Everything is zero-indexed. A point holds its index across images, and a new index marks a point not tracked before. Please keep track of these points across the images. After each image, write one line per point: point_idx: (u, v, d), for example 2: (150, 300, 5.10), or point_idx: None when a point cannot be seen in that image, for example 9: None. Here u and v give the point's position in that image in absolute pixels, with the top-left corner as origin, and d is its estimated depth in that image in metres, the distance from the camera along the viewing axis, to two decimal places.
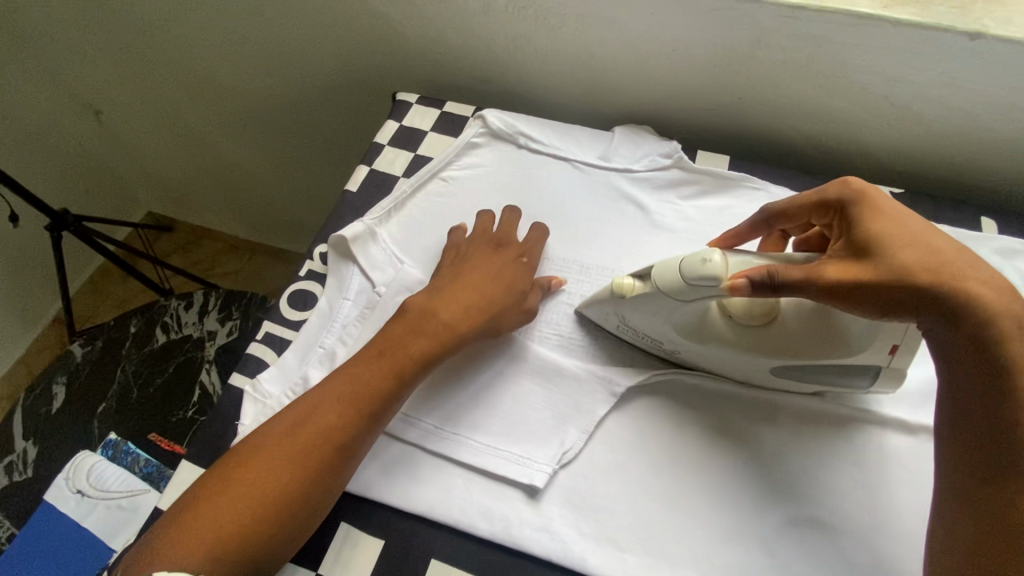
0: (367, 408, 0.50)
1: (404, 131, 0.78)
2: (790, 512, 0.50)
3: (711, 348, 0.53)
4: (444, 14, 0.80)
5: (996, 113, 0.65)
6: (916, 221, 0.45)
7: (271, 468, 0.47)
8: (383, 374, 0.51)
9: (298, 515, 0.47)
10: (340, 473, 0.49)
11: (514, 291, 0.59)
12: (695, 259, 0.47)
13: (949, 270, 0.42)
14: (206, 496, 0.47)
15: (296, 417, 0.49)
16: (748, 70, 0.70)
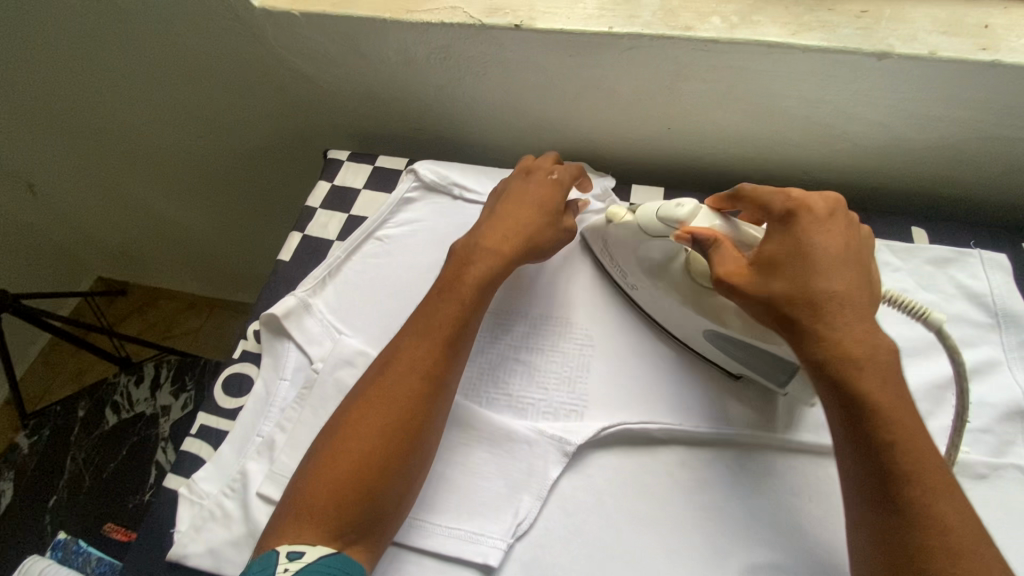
0: (451, 339, 0.54)
1: (336, 192, 0.76)
2: (748, 559, 0.49)
3: (660, 292, 0.58)
4: (367, 69, 0.79)
5: (913, 124, 0.66)
6: (821, 257, 0.47)
7: (374, 426, 0.49)
8: (455, 308, 0.55)
9: (407, 459, 0.49)
10: (438, 409, 0.52)
11: (549, 211, 0.62)
12: (671, 205, 0.54)
13: (824, 301, 0.46)
14: (319, 470, 0.48)
15: (387, 357, 0.54)
16: (673, 99, 0.70)
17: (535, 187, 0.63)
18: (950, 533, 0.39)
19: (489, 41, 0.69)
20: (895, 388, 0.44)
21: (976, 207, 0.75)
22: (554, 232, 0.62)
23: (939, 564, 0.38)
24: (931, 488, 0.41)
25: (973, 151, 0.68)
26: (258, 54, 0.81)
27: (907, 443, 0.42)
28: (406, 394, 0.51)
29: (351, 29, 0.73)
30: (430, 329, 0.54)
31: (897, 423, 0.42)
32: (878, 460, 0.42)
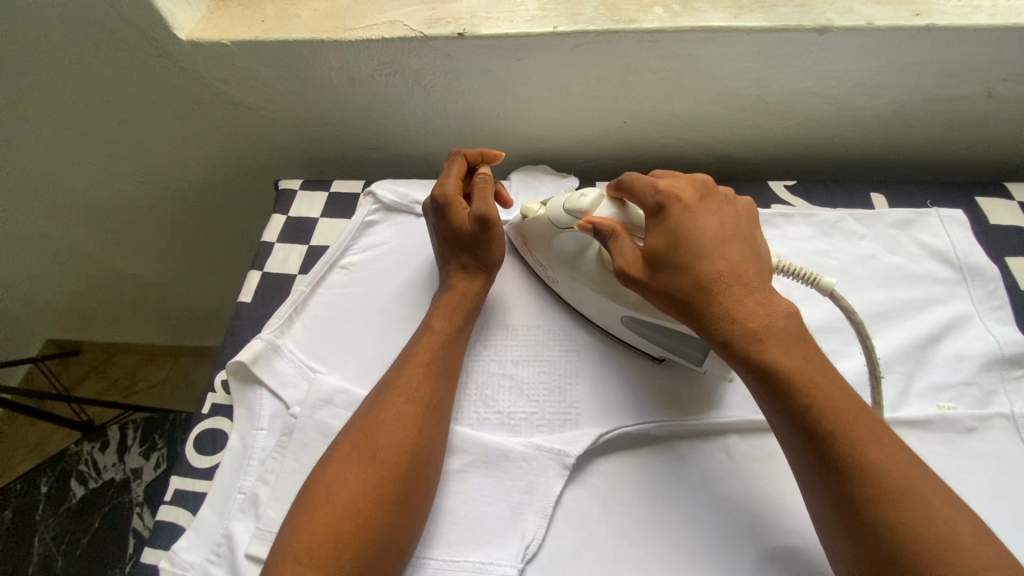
0: (439, 370, 0.54)
1: (292, 223, 0.72)
2: (763, 546, 0.48)
3: (578, 284, 0.58)
4: (308, 93, 0.75)
5: (859, 93, 0.68)
6: (698, 237, 0.49)
7: (358, 464, 0.47)
8: (442, 337, 0.56)
9: (403, 491, 0.47)
10: (435, 438, 0.50)
11: (447, 234, 0.61)
12: (575, 196, 0.54)
13: (709, 280, 0.47)
14: (307, 514, 0.45)
15: (381, 385, 0.53)
16: (625, 91, 0.70)
17: (436, 224, 0.62)
18: (889, 477, 0.39)
19: (433, 52, 0.67)
20: (802, 350, 0.45)
21: (924, 167, 0.78)
22: (489, 236, 0.60)
23: (885, 513, 0.39)
24: (859, 439, 0.41)
25: (917, 114, 0.70)
26: (192, 90, 0.77)
27: (823, 401, 0.42)
28: (398, 421, 0.50)
29: (288, 53, 0.70)
30: (419, 359, 0.54)
31: (810, 381, 0.43)
32: (805, 425, 0.42)
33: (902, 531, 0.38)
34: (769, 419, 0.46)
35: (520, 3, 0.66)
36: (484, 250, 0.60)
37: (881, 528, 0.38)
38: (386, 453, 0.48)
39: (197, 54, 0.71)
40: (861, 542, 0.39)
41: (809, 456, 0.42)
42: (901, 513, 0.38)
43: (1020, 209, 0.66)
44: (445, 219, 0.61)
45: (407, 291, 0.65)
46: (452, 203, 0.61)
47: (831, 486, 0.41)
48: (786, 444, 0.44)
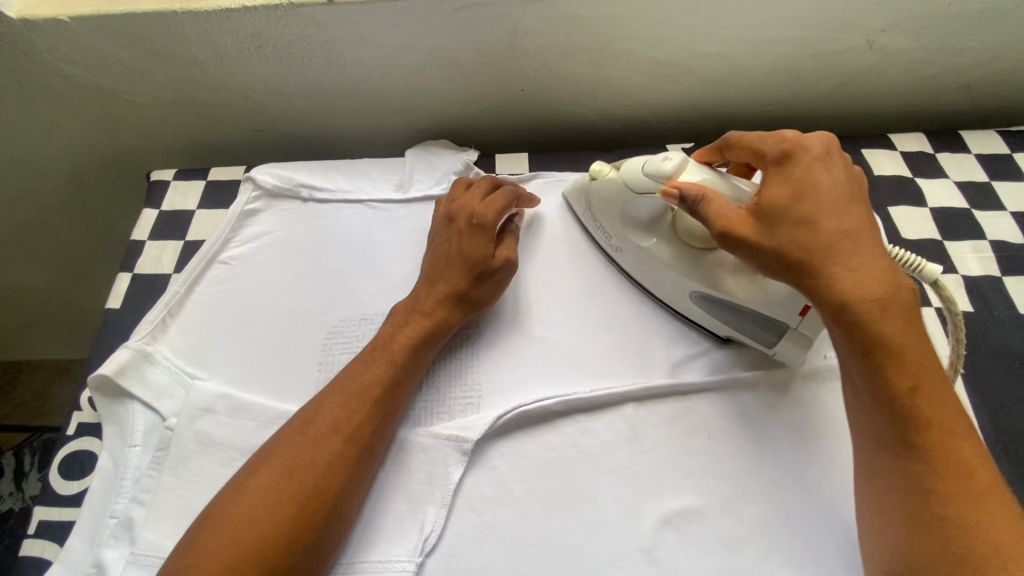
0: (376, 401, 0.49)
1: (166, 217, 0.66)
2: (662, 510, 0.48)
3: (646, 253, 0.57)
4: (174, 73, 0.68)
5: (748, 52, 0.67)
6: (823, 194, 0.45)
7: (268, 490, 0.44)
8: (380, 366, 0.51)
9: (309, 523, 0.43)
10: (359, 474, 0.47)
11: (472, 260, 0.55)
12: (658, 159, 0.51)
13: (837, 244, 0.44)
14: (198, 544, 0.42)
15: (303, 419, 0.48)
16: (517, 57, 0.67)
17: (464, 243, 0.56)
18: (974, 478, 0.39)
19: (304, 22, 0.62)
20: (916, 328, 0.42)
21: (818, 125, 0.79)
22: (488, 280, 0.56)
23: (961, 505, 0.38)
24: (947, 432, 0.40)
25: (805, 70, 0.70)
26: (36, 74, 0.68)
27: (926, 388, 0.41)
28: (323, 465, 0.45)
29: (138, 27, 0.63)
30: (352, 390, 0.49)
31: (913, 358, 0.41)
32: (904, 405, 0.41)
33: (974, 531, 0.37)
34: (853, 388, 0.44)
35: None
36: (484, 296, 0.56)
37: (947, 523, 0.38)
38: (296, 496, 0.43)
39: (32, 32, 0.63)
40: (921, 531, 0.39)
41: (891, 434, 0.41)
42: (974, 514, 0.38)
43: (901, 158, 0.68)
44: (476, 241, 0.56)
45: (296, 283, 0.61)
46: (487, 234, 0.56)
47: (908, 471, 0.40)
48: (864, 417, 0.43)
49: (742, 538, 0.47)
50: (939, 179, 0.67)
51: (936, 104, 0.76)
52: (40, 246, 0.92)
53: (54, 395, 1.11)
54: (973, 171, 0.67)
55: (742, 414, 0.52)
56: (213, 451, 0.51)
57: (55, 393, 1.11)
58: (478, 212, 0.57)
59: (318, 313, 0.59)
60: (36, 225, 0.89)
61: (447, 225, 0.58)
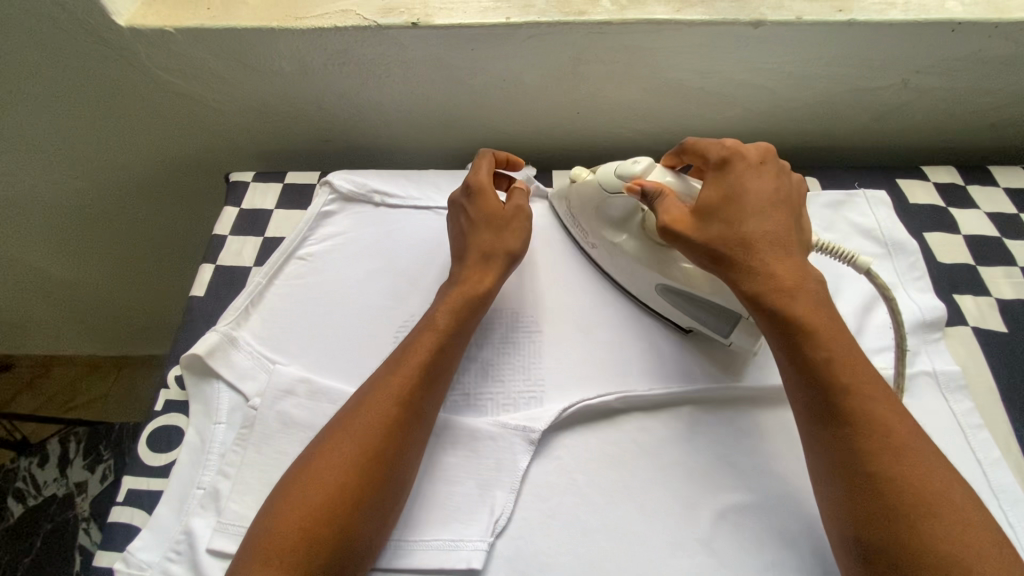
0: (432, 373, 0.52)
1: (246, 215, 0.71)
2: (717, 505, 0.51)
3: (617, 251, 0.62)
4: (260, 84, 0.74)
5: (792, 85, 0.73)
6: (745, 198, 0.52)
7: (335, 447, 0.47)
8: (433, 339, 0.54)
9: (370, 483, 0.46)
10: (416, 439, 0.50)
11: (479, 220, 0.61)
12: (628, 163, 0.59)
13: (754, 240, 0.50)
14: (282, 502, 0.45)
15: (370, 387, 0.51)
16: (578, 83, 0.73)
17: (462, 211, 0.62)
18: (891, 435, 0.43)
19: (387, 42, 0.68)
20: (822, 306, 0.48)
21: (852, 154, 0.84)
22: (509, 228, 0.61)
23: (883, 461, 0.42)
24: (869, 395, 0.44)
25: (843, 104, 0.75)
26: (134, 81, 0.74)
27: (841, 357, 0.46)
28: (384, 427, 0.48)
29: (236, 42, 0.69)
30: (400, 357, 0.53)
31: (823, 331, 0.47)
32: (820, 374, 0.46)
33: (905, 486, 0.41)
34: (781, 368, 0.49)
35: None
36: (515, 244, 0.60)
37: (878, 478, 0.41)
38: (360, 458, 0.47)
39: (139, 42, 0.69)
40: (856, 494, 0.42)
41: (811, 403, 0.46)
42: (901, 467, 0.41)
43: (934, 189, 0.73)
44: (476, 205, 0.61)
45: (369, 278, 0.65)
46: (487, 192, 0.61)
47: (841, 439, 0.44)
48: (799, 400, 0.47)
49: (797, 534, 0.50)
50: (971, 210, 0.71)
51: (964, 139, 0.81)
52: (104, 242, 0.97)
53: (84, 389, 1.16)
54: (1003, 202, 0.71)
55: (791, 419, 0.55)
56: (294, 430, 0.54)
57: (87, 387, 1.16)
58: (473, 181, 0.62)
59: (390, 308, 0.63)
60: (105, 223, 0.94)
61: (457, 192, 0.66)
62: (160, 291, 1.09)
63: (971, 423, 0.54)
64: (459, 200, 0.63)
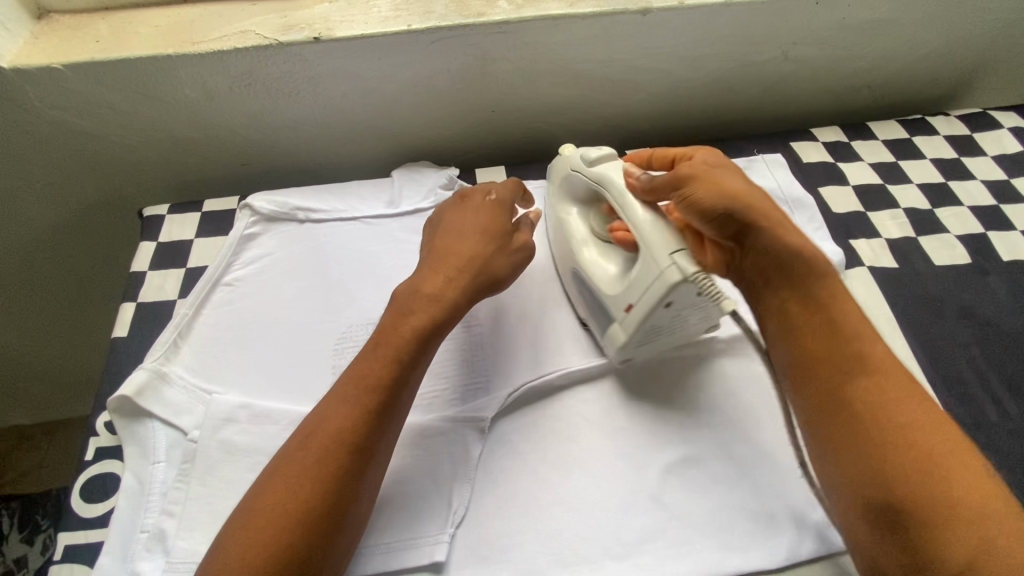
0: (379, 405, 0.47)
1: (164, 249, 0.69)
2: (664, 461, 0.54)
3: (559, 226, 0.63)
4: (165, 114, 0.72)
5: (687, 66, 0.78)
6: (733, 167, 0.54)
7: (282, 495, 0.42)
8: (383, 364, 0.49)
9: (317, 532, 0.42)
10: (366, 479, 0.45)
11: (486, 235, 0.58)
12: (595, 148, 0.59)
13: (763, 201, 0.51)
14: (226, 546, 0.41)
15: (305, 433, 0.46)
16: (488, 82, 0.75)
17: (470, 218, 0.59)
18: (914, 388, 0.45)
19: (292, 59, 0.68)
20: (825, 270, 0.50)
21: (752, 125, 0.91)
22: (502, 254, 0.58)
23: (904, 417, 0.43)
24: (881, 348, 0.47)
25: (735, 79, 0.81)
26: (25, 123, 0.70)
27: (849, 320, 0.48)
28: (321, 480, 0.43)
29: (133, 72, 0.67)
30: (356, 391, 0.47)
31: (830, 285, 0.49)
32: (834, 330, 0.47)
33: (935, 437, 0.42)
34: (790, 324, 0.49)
35: (374, 6, 0.69)
36: (500, 266, 0.57)
37: (901, 430, 0.42)
38: (303, 506, 0.42)
39: (24, 82, 0.66)
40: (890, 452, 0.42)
41: (831, 363, 0.47)
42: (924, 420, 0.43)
43: (823, 148, 0.80)
44: (488, 218, 0.59)
45: (300, 296, 0.64)
46: (501, 209, 0.60)
47: (859, 399, 0.45)
48: (807, 363, 0.48)
49: (736, 476, 0.53)
50: (856, 162, 0.78)
51: (845, 102, 0.89)
52: (13, 299, 0.90)
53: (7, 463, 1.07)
54: (883, 153, 0.79)
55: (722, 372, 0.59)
56: (237, 458, 0.53)
57: (17, 460, 1.07)
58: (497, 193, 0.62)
59: (326, 323, 0.62)
60: (10, 279, 0.88)
61: (460, 203, 0.62)
62: (86, 344, 1.02)
63: None
64: (472, 202, 0.61)
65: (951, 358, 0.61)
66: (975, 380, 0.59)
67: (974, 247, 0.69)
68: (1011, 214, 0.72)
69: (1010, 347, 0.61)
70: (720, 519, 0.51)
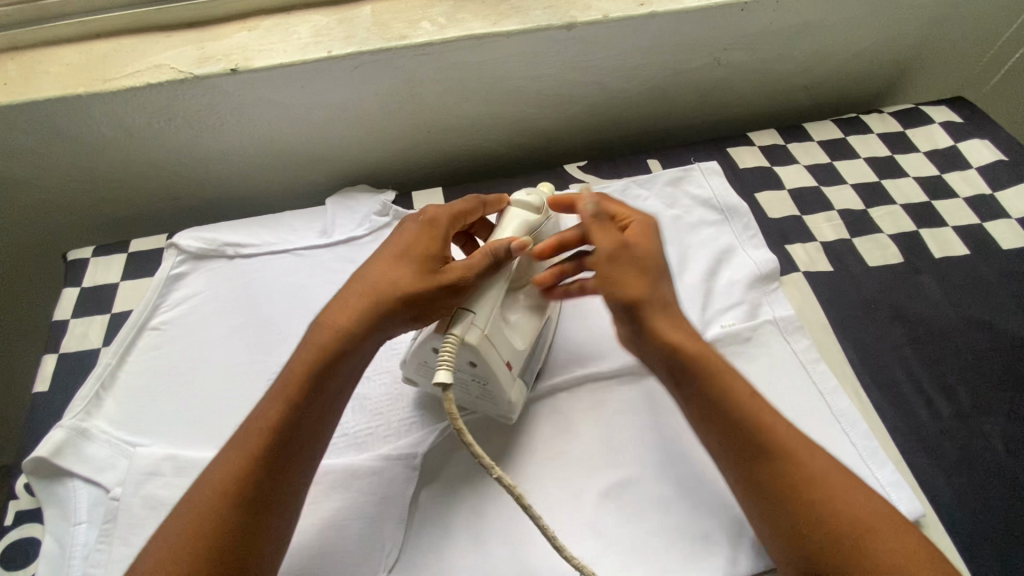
0: (274, 457, 0.45)
1: (88, 294, 0.66)
2: (601, 486, 0.53)
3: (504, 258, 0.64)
4: (84, 153, 0.70)
5: (620, 77, 0.77)
6: (647, 257, 0.52)
7: (172, 550, 0.41)
8: (282, 411, 0.46)
9: None
10: (258, 538, 0.43)
11: (406, 257, 0.52)
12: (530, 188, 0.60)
13: (661, 302, 0.51)
14: None
15: (199, 480, 0.44)
16: (419, 103, 0.74)
17: (400, 236, 0.54)
18: (817, 495, 0.43)
19: (211, 91, 0.66)
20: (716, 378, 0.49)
21: (693, 130, 0.91)
22: (416, 280, 0.50)
23: (819, 514, 0.43)
24: (779, 461, 0.45)
25: (670, 87, 0.81)
26: None
27: (765, 422, 0.47)
28: (209, 535, 0.41)
29: (44, 113, 0.64)
30: (251, 440, 0.45)
31: (722, 392, 0.48)
32: (742, 433, 0.46)
33: (853, 531, 0.42)
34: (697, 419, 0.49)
35: (294, 33, 0.68)
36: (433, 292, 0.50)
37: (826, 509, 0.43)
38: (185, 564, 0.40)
39: None
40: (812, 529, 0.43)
41: (747, 453, 0.46)
42: (848, 511, 0.43)
43: (760, 152, 0.80)
44: (416, 237, 0.53)
45: (230, 337, 0.63)
46: (433, 228, 0.53)
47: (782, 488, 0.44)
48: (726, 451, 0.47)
49: (673, 497, 0.53)
50: (792, 165, 0.78)
51: (782, 103, 0.89)
52: None
53: None
54: (818, 154, 0.79)
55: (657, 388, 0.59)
56: (162, 513, 0.51)
57: None
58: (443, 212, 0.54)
59: (256, 363, 0.61)
60: None
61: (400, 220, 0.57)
62: None
63: (810, 358, 0.60)
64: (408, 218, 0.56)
65: (884, 360, 0.61)
66: (907, 382, 0.60)
67: (907, 246, 0.70)
68: (942, 210, 0.73)
69: (941, 346, 0.62)
70: (657, 542, 0.51)
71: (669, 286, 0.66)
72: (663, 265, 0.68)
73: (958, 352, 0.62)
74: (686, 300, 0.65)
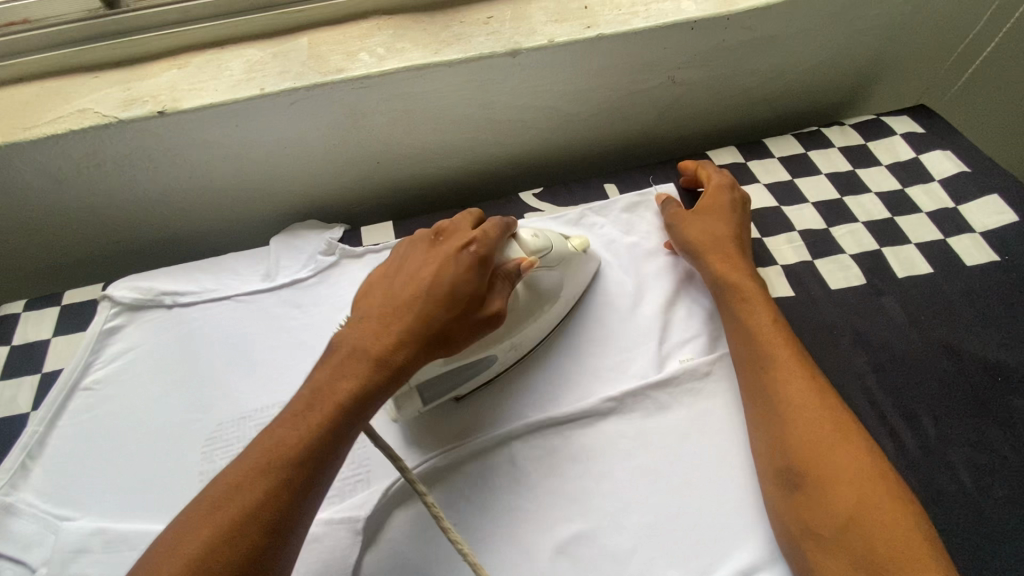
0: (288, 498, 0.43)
1: (17, 352, 0.63)
2: (555, 540, 0.51)
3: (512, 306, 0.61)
4: (10, 202, 0.67)
5: (572, 100, 0.75)
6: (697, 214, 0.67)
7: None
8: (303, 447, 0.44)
9: None
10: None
11: (439, 292, 0.51)
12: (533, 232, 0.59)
13: (715, 241, 0.64)
14: None
15: (212, 506, 0.42)
16: (364, 136, 0.71)
17: (434, 265, 0.53)
18: (821, 450, 0.49)
19: (139, 135, 0.63)
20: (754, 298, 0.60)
21: (654, 148, 0.89)
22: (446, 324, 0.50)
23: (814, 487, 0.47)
24: (798, 389, 0.52)
25: (625, 108, 0.79)
26: None
27: (781, 343, 0.56)
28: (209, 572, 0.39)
29: None
30: (266, 472, 0.43)
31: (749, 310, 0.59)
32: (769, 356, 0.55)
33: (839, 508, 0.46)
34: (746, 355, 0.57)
35: (225, 70, 0.65)
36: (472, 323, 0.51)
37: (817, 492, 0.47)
38: None
39: None
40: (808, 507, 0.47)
41: (766, 371, 0.55)
42: (832, 480, 0.47)
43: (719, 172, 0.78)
44: (450, 270, 0.52)
45: (168, 393, 0.60)
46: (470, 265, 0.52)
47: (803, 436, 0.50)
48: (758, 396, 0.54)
49: (629, 549, 0.51)
50: (752, 185, 0.76)
51: (743, 118, 0.87)
52: None
53: None
54: (778, 172, 0.78)
55: (613, 431, 0.57)
56: None
57: None
58: (475, 241, 0.53)
59: (195, 421, 0.58)
60: None
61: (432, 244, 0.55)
62: None
63: None
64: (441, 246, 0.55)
65: (847, 390, 0.59)
66: (871, 413, 0.58)
67: (869, 267, 0.68)
68: (905, 227, 0.71)
69: (905, 372, 0.60)
70: None
71: (626, 319, 0.64)
72: (620, 296, 0.67)
73: (922, 378, 0.60)
74: (643, 333, 0.63)
